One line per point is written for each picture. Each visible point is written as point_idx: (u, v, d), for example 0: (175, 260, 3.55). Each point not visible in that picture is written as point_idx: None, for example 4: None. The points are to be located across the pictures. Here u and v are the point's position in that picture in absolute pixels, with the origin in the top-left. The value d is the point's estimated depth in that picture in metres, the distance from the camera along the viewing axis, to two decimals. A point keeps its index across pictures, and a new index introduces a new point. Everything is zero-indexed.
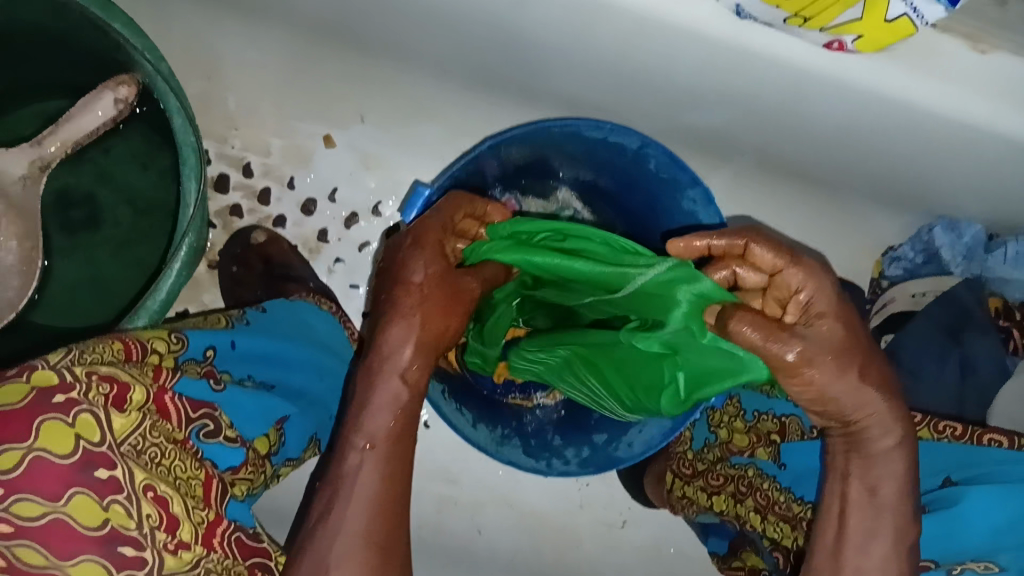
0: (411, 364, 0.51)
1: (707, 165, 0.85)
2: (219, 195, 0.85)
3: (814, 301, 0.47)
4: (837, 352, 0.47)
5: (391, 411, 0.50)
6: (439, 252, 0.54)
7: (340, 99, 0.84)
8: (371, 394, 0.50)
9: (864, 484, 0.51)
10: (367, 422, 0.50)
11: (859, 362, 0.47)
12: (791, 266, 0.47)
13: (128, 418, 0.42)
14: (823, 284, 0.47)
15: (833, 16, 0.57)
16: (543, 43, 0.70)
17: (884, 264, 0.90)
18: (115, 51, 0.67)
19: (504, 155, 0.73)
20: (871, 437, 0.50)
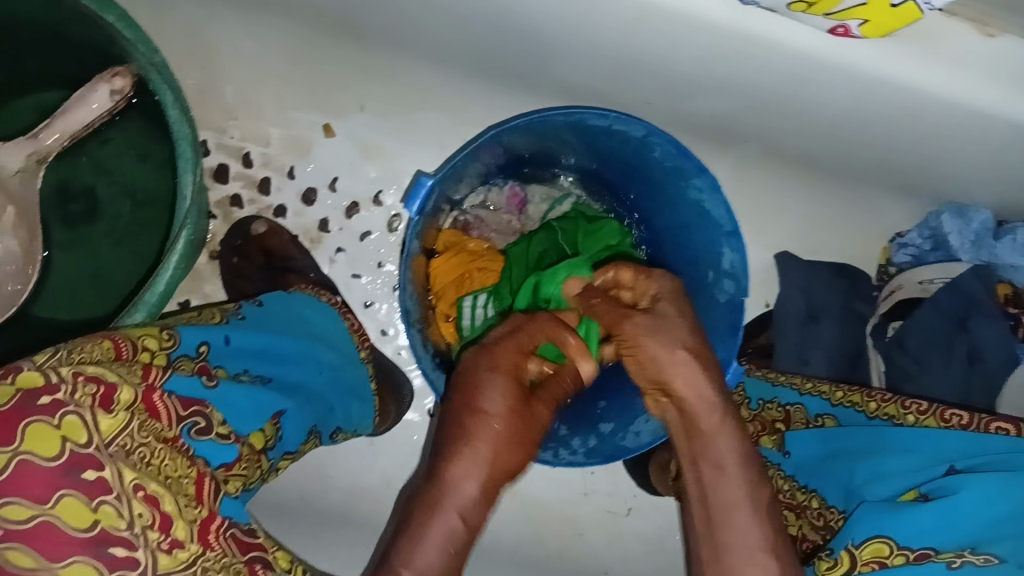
0: (472, 500, 0.52)
1: (711, 152, 0.84)
2: (219, 185, 0.85)
3: (658, 291, 0.63)
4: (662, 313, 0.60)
5: (439, 550, 0.49)
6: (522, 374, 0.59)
7: (338, 88, 0.83)
8: (423, 528, 0.50)
9: (711, 463, 0.54)
10: (417, 558, 0.48)
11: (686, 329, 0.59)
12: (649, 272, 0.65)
13: (116, 419, 0.43)
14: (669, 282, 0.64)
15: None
16: (542, 31, 0.69)
17: (891, 250, 0.88)
18: (109, 43, 0.66)
19: (505, 143, 0.72)
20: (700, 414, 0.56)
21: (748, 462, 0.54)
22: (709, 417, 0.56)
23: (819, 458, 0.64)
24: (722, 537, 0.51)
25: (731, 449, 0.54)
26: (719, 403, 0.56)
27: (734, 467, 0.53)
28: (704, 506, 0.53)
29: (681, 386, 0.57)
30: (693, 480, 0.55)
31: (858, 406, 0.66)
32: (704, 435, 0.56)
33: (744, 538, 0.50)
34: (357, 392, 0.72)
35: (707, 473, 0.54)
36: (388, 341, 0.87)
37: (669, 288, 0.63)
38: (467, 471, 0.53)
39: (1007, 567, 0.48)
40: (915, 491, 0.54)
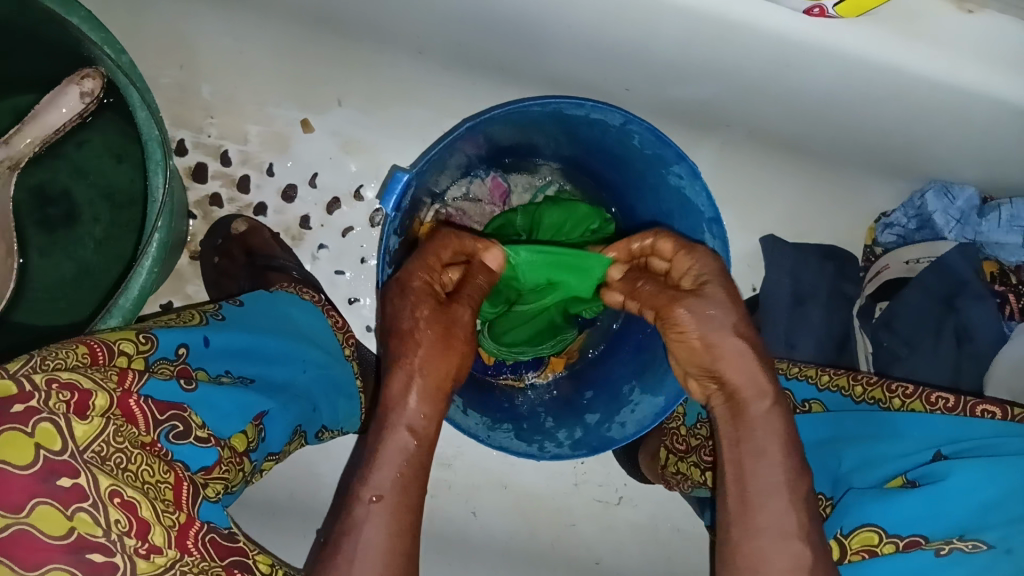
0: (416, 413, 0.55)
1: (694, 137, 0.83)
2: (198, 185, 0.84)
3: (701, 273, 0.61)
4: (721, 308, 0.58)
5: (396, 466, 0.52)
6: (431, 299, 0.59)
7: (316, 83, 0.82)
8: (378, 451, 0.53)
9: (753, 447, 0.54)
10: (374, 479, 0.51)
11: (738, 324, 0.57)
12: (686, 252, 0.63)
13: (91, 425, 0.42)
14: (706, 263, 0.61)
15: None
16: (518, 20, 0.68)
17: (877, 230, 0.88)
18: (76, 45, 0.65)
19: (486, 134, 0.71)
20: (747, 400, 0.56)
21: (793, 450, 0.53)
22: (759, 405, 0.55)
23: (811, 445, 0.64)
24: (755, 521, 0.52)
25: (774, 433, 0.54)
26: (771, 390, 0.55)
27: (783, 458, 0.53)
28: (741, 487, 0.53)
29: (734, 359, 0.56)
30: (731, 463, 0.55)
31: (846, 391, 0.66)
32: (744, 421, 0.55)
33: (778, 525, 0.51)
34: (344, 389, 0.72)
35: (750, 458, 0.54)
36: (374, 336, 0.87)
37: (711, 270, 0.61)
38: (403, 391, 0.55)
39: (995, 552, 0.48)
40: (902, 478, 0.55)
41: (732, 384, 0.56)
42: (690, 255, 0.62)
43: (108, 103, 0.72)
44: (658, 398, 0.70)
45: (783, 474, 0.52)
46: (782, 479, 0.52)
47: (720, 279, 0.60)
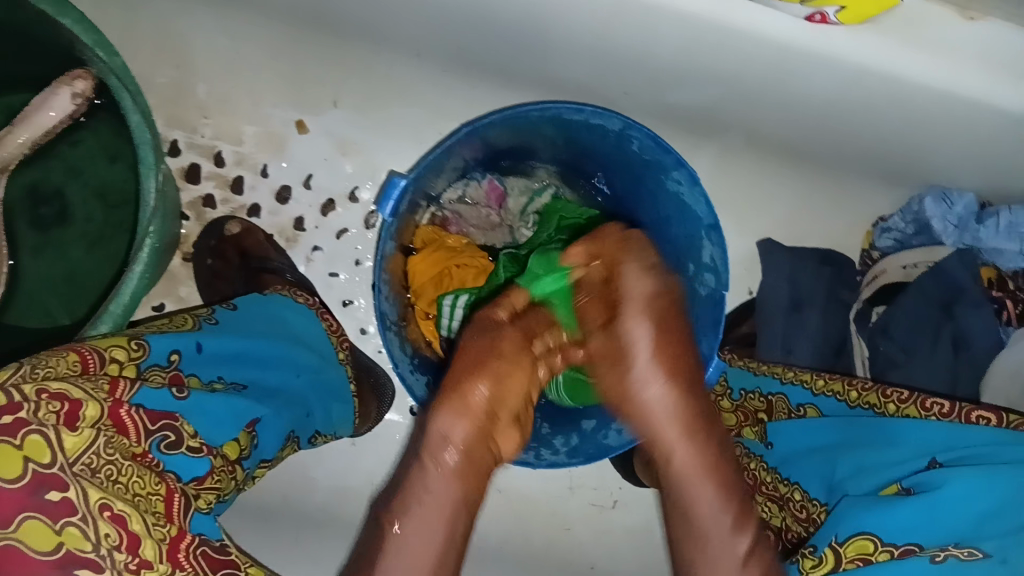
0: (455, 453, 0.55)
1: (692, 141, 0.83)
2: (192, 185, 0.83)
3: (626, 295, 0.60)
4: (636, 317, 0.59)
5: (432, 527, 0.53)
6: (511, 361, 0.59)
7: (312, 84, 0.81)
8: (409, 514, 0.54)
9: (685, 500, 0.58)
10: (399, 539, 0.52)
11: (644, 343, 0.58)
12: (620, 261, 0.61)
13: (82, 437, 0.41)
14: (632, 266, 0.60)
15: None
16: (515, 24, 0.68)
17: (874, 235, 0.87)
18: (64, 42, 0.64)
19: (482, 138, 0.70)
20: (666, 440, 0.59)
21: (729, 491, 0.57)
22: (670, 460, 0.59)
23: (804, 451, 0.63)
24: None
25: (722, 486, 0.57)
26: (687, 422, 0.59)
27: (714, 498, 0.56)
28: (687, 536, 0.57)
29: (654, 393, 0.58)
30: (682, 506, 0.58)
31: (840, 396, 0.65)
32: (676, 458, 0.59)
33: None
34: (338, 393, 0.71)
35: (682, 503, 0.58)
36: (369, 339, 0.86)
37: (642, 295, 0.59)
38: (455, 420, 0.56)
39: (990, 562, 0.47)
40: (896, 485, 0.54)
41: (640, 415, 0.59)
42: (615, 253, 0.61)
43: (100, 104, 0.72)
44: None
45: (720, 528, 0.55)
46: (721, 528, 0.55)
47: (643, 303, 0.59)
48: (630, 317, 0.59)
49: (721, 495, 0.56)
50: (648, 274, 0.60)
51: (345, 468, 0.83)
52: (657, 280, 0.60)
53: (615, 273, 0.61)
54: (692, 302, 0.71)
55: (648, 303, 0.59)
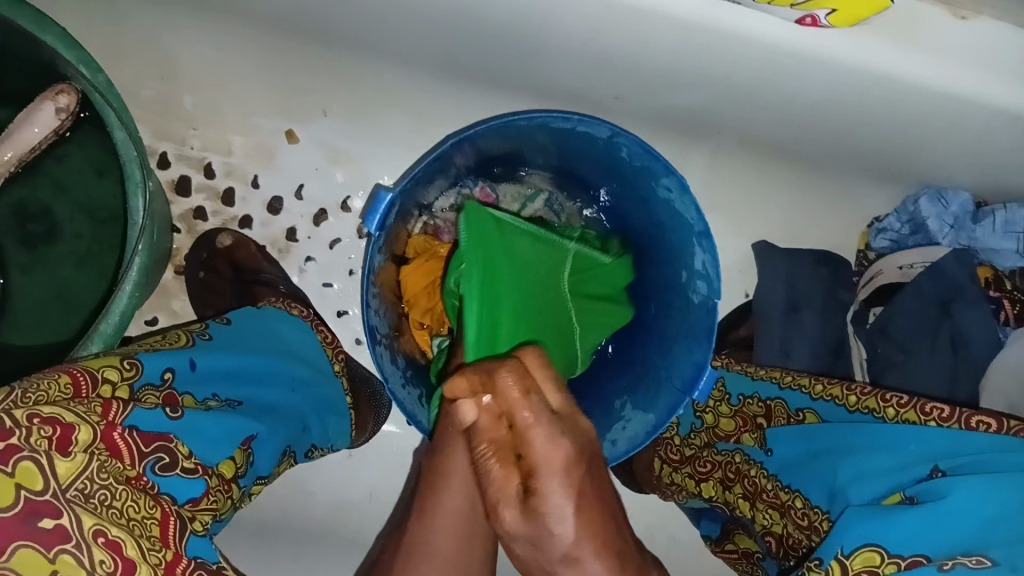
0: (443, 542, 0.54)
1: (685, 145, 0.82)
2: (182, 199, 0.83)
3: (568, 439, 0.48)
4: (555, 444, 0.46)
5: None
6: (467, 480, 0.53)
7: (301, 93, 0.81)
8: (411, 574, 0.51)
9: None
10: None
11: (567, 455, 0.46)
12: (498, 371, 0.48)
13: (74, 461, 0.41)
14: (502, 381, 0.47)
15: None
16: (505, 31, 0.67)
17: (870, 236, 0.87)
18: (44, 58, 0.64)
19: (471, 147, 0.70)
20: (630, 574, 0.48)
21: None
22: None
23: (804, 457, 0.63)
24: None
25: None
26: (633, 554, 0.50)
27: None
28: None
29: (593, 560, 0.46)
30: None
31: (839, 400, 0.64)
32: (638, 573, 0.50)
33: None
34: (334, 407, 0.71)
35: None
36: (364, 349, 0.86)
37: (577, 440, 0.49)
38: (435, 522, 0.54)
39: (999, 570, 0.46)
40: (899, 494, 0.54)
41: (552, 561, 0.51)
42: (528, 383, 0.47)
43: (85, 117, 0.70)
44: (649, 415, 0.71)
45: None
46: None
47: (566, 476, 0.45)
48: (546, 485, 0.45)
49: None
50: (563, 432, 0.46)
51: (343, 481, 0.82)
52: (567, 432, 0.47)
53: (523, 441, 0.46)
54: (686, 309, 0.70)
55: (554, 443, 0.46)
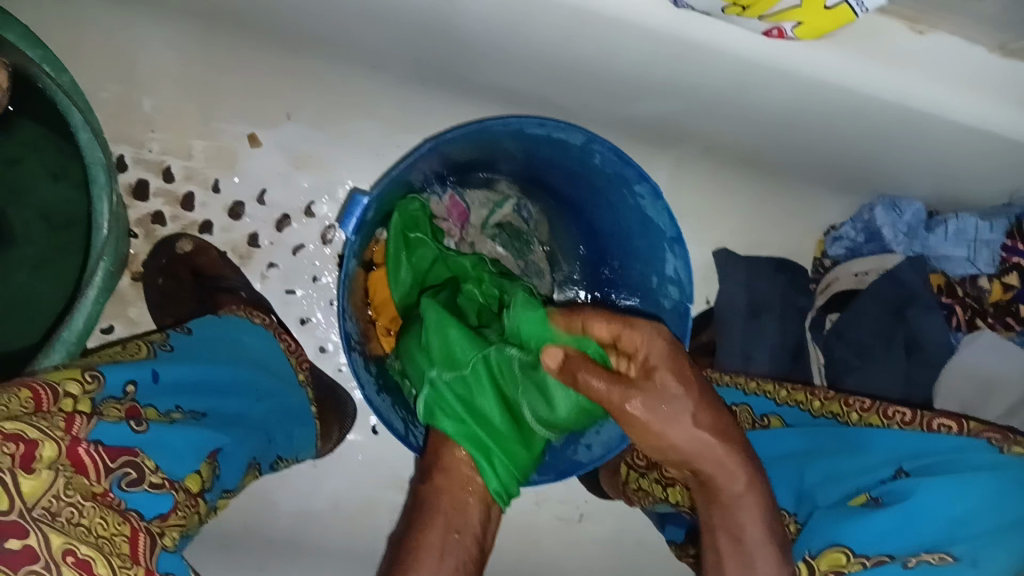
0: (456, 524, 0.52)
1: (650, 153, 0.83)
2: (140, 203, 0.80)
3: (652, 358, 0.52)
4: (668, 396, 0.49)
5: None
6: (446, 526, 0.51)
7: (264, 96, 0.80)
8: None
9: (732, 535, 0.50)
10: None
11: (660, 331, 0.53)
12: (627, 330, 0.54)
13: (39, 479, 0.39)
14: (653, 342, 0.53)
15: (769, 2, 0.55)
16: (474, 38, 0.68)
17: (826, 243, 0.90)
18: None
19: (443, 153, 0.69)
20: (719, 483, 0.49)
21: (776, 547, 0.49)
22: (738, 481, 0.49)
23: (776, 460, 0.63)
24: None
25: (756, 516, 0.49)
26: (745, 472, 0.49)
27: (754, 512, 0.49)
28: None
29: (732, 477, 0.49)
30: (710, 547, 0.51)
31: (803, 405, 0.68)
32: (722, 497, 0.50)
33: None
34: (298, 417, 0.70)
35: (728, 546, 0.50)
36: (327, 358, 0.85)
37: (665, 352, 0.52)
38: (434, 526, 0.51)
39: (961, 565, 0.47)
40: (865, 495, 0.55)
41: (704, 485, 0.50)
42: (636, 338, 0.54)
43: (13, 109, 0.69)
44: (621, 419, 0.68)
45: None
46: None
47: (679, 358, 0.51)
48: (664, 373, 0.50)
49: (764, 515, 0.49)
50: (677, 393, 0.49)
51: (309, 490, 0.81)
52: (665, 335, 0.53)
53: (631, 347, 0.54)
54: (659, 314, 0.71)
55: (655, 339, 0.53)
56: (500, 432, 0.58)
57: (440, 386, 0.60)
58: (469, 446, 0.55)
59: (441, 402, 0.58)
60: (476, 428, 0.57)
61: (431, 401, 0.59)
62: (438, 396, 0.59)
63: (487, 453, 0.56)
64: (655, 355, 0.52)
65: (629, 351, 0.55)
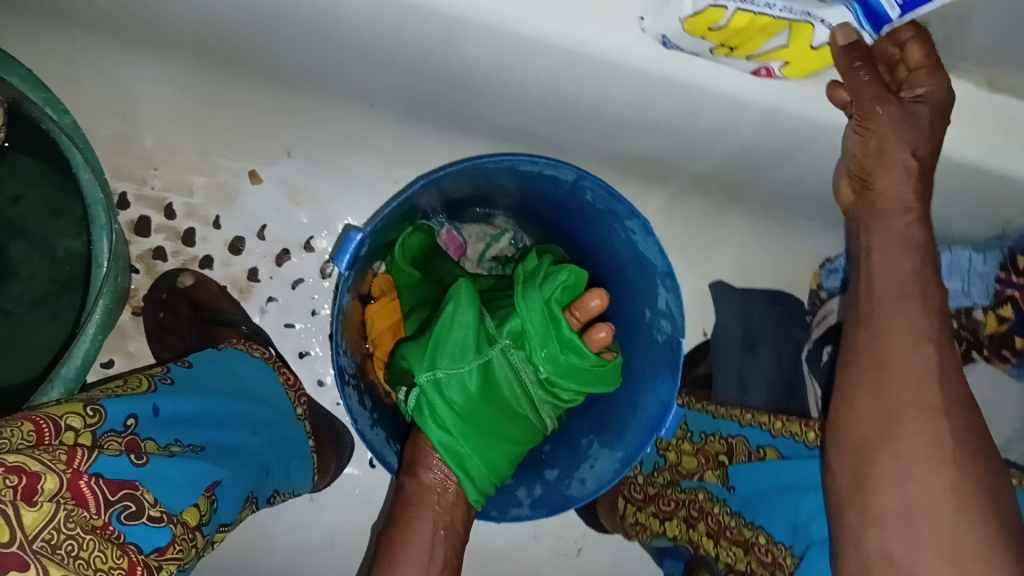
0: (437, 525, 0.60)
1: (643, 189, 0.84)
2: (142, 239, 0.82)
3: (880, 119, 0.52)
4: (914, 124, 0.52)
5: None
6: (434, 522, 0.60)
7: (262, 135, 0.81)
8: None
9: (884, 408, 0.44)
10: None
11: (943, 80, 0.52)
12: (909, 82, 0.53)
13: (40, 511, 0.39)
14: (926, 61, 0.52)
15: (756, 45, 0.54)
16: (466, 78, 0.69)
17: (822, 275, 0.88)
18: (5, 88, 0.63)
19: (438, 188, 0.70)
20: (902, 377, 0.44)
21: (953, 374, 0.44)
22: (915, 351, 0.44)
23: (767, 492, 0.62)
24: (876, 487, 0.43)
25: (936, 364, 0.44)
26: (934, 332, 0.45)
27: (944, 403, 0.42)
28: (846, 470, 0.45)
29: (906, 364, 0.44)
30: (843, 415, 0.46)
31: (798, 436, 0.64)
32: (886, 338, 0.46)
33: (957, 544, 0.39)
34: (294, 450, 0.70)
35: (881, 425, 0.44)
36: (324, 391, 0.85)
37: (941, 101, 0.53)
38: (419, 525, 0.60)
39: None
40: None
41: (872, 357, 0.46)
42: (923, 77, 0.52)
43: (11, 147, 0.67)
44: (616, 451, 0.70)
45: (926, 498, 0.40)
46: (939, 513, 0.40)
47: (912, 108, 0.52)
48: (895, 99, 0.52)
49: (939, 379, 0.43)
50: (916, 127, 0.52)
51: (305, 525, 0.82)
52: (936, 82, 0.52)
53: (907, 88, 0.53)
54: (650, 348, 0.71)
55: (932, 77, 0.52)
56: (489, 444, 0.63)
57: (441, 385, 0.61)
58: (453, 463, 0.61)
59: (436, 410, 0.62)
60: (468, 445, 0.62)
61: (430, 407, 0.62)
62: (442, 398, 0.61)
63: (470, 466, 0.62)
64: (923, 94, 0.53)
65: (889, 71, 0.54)
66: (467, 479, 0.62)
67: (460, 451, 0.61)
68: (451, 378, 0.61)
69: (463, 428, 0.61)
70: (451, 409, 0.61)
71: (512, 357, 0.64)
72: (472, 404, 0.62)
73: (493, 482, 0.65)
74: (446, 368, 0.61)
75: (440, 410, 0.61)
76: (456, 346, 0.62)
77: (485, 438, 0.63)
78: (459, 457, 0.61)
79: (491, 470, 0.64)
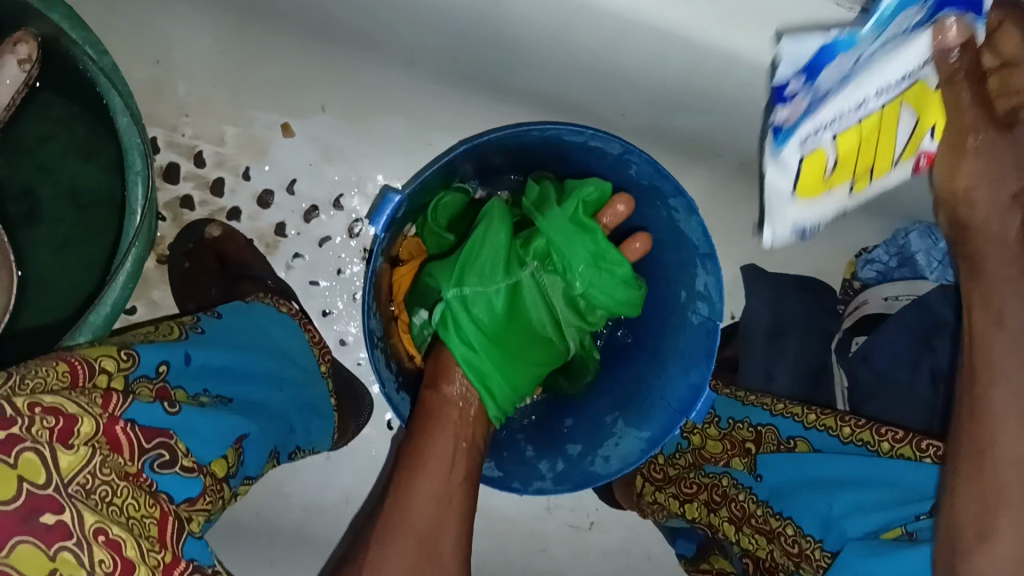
0: (458, 440, 0.59)
1: (682, 166, 0.83)
2: (170, 186, 0.81)
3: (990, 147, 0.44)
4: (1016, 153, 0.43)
5: (431, 499, 0.54)
6: (454, 436, 0.59)
7: (298, 89, 0.79)
8: (410, 487, 0.54)
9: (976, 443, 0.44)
10: (413, 512, 0.53)
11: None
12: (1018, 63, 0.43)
13: (77, 455, 0.39)
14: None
15: (888, 146, 0.44)
16: (514, 41, 0.66)
17: (857, 265, 0.89)
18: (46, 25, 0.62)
19: (479, 154, 0.69)
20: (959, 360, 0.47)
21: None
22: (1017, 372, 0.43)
23: (798, 485, 0.61)
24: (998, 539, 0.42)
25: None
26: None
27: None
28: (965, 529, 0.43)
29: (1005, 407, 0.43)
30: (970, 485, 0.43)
31: (831, 430, 0.63)
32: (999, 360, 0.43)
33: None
34: (317, 409, 0.69)
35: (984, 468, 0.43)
36: (346, 351, 0.85)
37: None
38: (441, 438, 0.58)
39: None
40: (898, 529, 0.53)
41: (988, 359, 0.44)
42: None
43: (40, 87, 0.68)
44: (642, 432, 0.70)
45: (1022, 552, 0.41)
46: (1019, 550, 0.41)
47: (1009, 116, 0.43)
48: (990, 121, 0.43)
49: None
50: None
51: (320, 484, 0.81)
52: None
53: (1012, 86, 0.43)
54: (682, 329, 0.70)
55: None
56: (507, 361, 0.64)
57: (467, 301, 0.62)
58: (472, 376, 0.62)
59: (459, 324, 0.62)
60: (486, 358, 0.62)
61: (453, 319, 0.62)
62: (467, 311, 0.62)
63: (490, 381, 0.63)
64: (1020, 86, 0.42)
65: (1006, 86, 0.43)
66: (483, 391, 0.63)
67: (479, 366, 0.62)
68: (479, 295, 0.61)
69: (484, 347, 0.62)
70: (473, 322, 0.62)
71: (541, 279, 0.64)
72: (497, 321, 0.63)
73: (511, 398, 0.66)
74: (472, 280, 0.62)
75: (466, 325, 0.62)
76: (484, 265, 0.63)
77: (505, 359, 0.64)
78: (479, 371, 0.62)
79: (508, 385, 0.64)
